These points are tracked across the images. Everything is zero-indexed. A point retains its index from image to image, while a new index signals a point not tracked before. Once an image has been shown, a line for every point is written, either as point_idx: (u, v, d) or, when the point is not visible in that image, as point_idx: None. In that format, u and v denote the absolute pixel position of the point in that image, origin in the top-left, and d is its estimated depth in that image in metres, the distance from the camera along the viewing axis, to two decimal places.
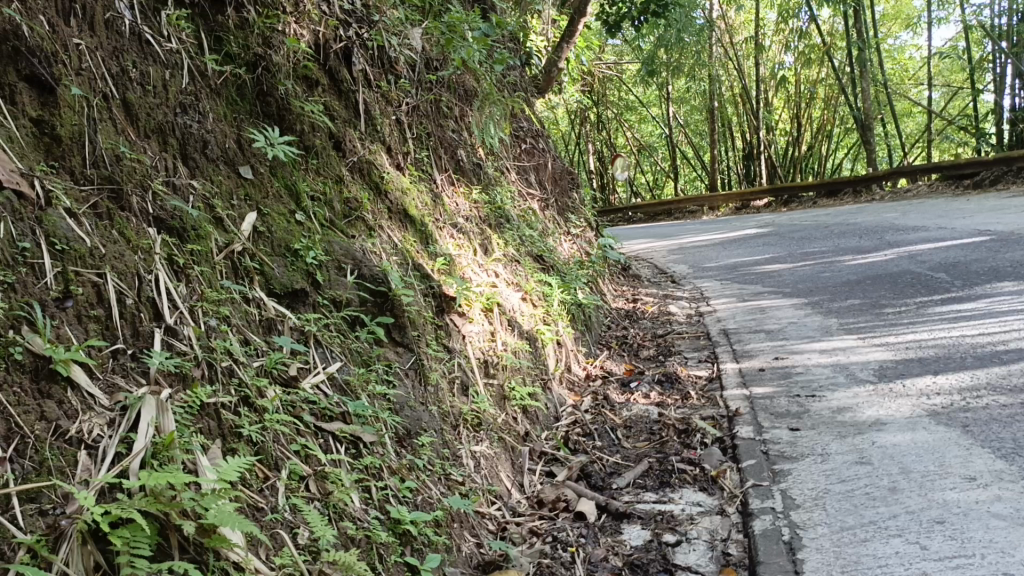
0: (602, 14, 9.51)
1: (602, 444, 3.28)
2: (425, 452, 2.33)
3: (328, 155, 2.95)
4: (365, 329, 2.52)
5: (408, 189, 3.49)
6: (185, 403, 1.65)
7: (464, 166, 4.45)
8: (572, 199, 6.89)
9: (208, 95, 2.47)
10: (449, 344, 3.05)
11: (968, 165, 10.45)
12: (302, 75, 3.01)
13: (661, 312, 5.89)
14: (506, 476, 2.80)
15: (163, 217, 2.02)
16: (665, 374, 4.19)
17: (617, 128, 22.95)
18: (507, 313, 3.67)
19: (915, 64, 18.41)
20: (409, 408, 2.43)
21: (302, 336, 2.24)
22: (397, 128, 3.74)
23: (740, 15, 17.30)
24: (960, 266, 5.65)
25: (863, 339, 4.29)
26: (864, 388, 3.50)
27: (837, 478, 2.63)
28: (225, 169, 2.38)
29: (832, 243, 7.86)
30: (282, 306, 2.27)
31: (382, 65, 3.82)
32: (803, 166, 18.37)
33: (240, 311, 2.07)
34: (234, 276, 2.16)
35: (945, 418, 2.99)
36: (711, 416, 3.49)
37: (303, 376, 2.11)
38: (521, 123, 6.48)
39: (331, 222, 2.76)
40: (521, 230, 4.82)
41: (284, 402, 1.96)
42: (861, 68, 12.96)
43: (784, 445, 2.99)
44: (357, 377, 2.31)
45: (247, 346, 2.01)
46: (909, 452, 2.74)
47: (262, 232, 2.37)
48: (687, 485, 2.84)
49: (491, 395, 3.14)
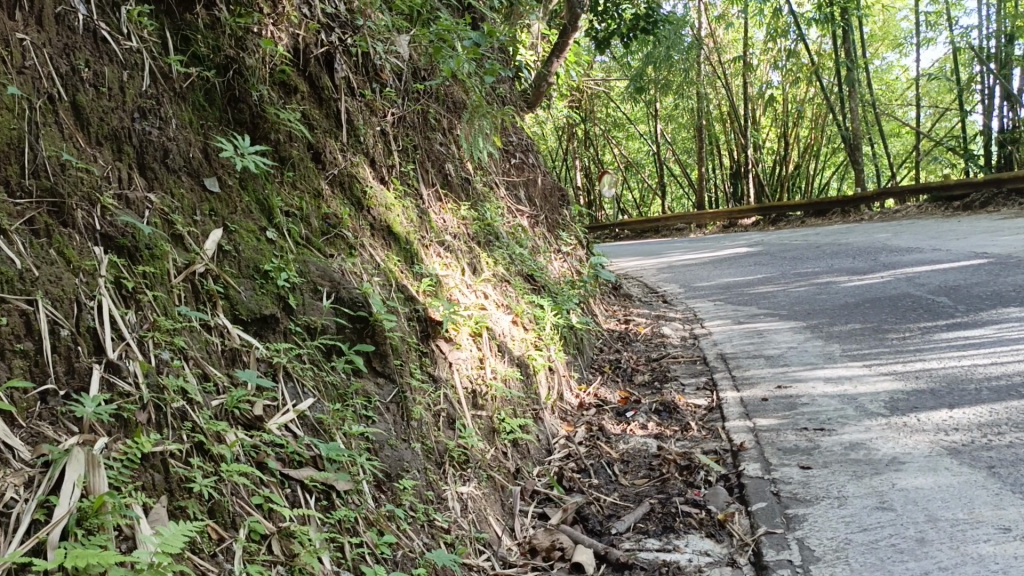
0: (591, 30, 9.33)
1: (598, 481, 3.05)
2: (405, 498, 2.10)
3: (306, 167, 2.73)
4: (343, 359, 2.27)
5: (393, 204, 3.27)
6: (123, 454, 1.40)
7: (452, 181, 4.24)
8: (563, 216, 6.68)
9: (172, 99, 2.22)
10: (435, 372, 2.82)
11: (957, 187, 10.35)
12: (278, 81, 2.78)
13: (654, 334, 5.68)
14: (495, 520, 2.56)
15: (112, 234, 1.76)
16: (662, 403, 3.96)
17: (605, 144, 22.85)
18: (497, 338, 3.44)
19: (902, 84, 18.45)
20: (389, 448, 2.20)
21: (270, 368, 2.00)
22: (382, 139, 3.53)
23: (728, 33, 17.23)
24: (960, 289, 5.48)
25: (869, 366, 4.08)
26: (876, 422, 3.28)
27: (857, 527, 2.40)
28: (188, 180, 2.13)
29: (825, 263, 7.68)
30: (248, 334, 2.02)
31: (366, 72, 3.60)
32: (790, 185, 18.30)
33: (198, 342, 1.82)
34: (194, 301, 1.91)
35: (968, 457, 2.78)
36: (713, 450, 3.27)
37: (269, 416, 1.86)
38: (510, 137, 6.27)
39: (307, 239, 2.52)
40: (511, 249, 4.60)
41: (245, 447, 1.71)
42: (850, 89, 12.88)
43: (796, 485, 2.77)
44: (332, 415, 2.07)
45: (206, 382, 1.76)
46: (934, 497, 2.52)
47: (229, 250, 2.12)
48: (692, 530, 2.60)
49: (479, 428, 2.91)
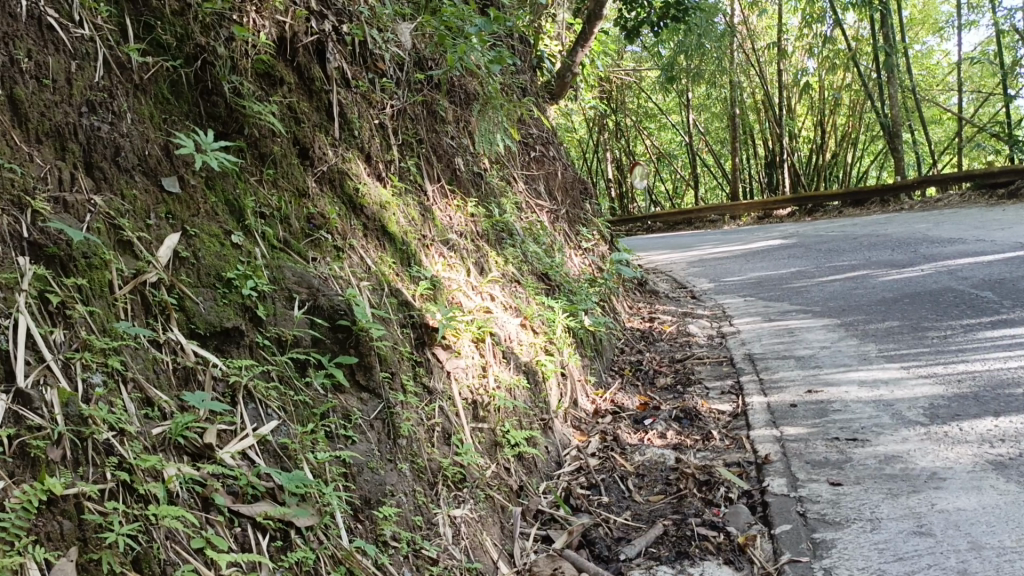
0: (620, 19, 9.02)
1: (609, 499, 2.82)
2: (385, 528, 1.89)
3: (289, 164, 2.54)
4: (320, 373, 2.08)
5: (390, 201, 3.07)
6: (20, 502, 1.22)
7: (461, 176, 4.03)
8: (585, 210, 6.43)
9: (128, 92, 2.04)
10: (431, 383, 2.61)
11: (1002, 174, 9.90)
12: (259, 71, 2.58)
13: (679, 333, 5.42)
14: (492, 545, 2.33)
15: (41, 243, 1.59)
16: (683, 410, 3.71)
17: (637, 135, 22.46)
18: (501, 344, 3.23)
19: (943, 67, 17.86)
20: (369, 471, 1.99)
21: (229, 389, 1.81)
22: (380, 133, 3.33)
23: (761, 19, 16.78)
24: (1006, 283, 5.13)
25: (906, 368, 3.78)
26: (914, 431, 3.00)
27: (892, 555, 2.14)
28: (143, 180, 1.94)
29: (862, 256, 7.33)
30: (206, 349, 1.83)
31: (363, 63, 3.40)
32: (827, 174, 17.79)
33: (142, 361, 1.63)
34: (142, 314, 1.73)
35: (1016, 474, 2.50)
36: (737, 463, 3.02)
37: (223, 444, 1.68)
38: (530, 130, 6.04)
39: (285, 242, 2.33)
40: (525, 246, 4.38)
41: (186, 483, 1.52)
42: (887, 74, 12.42)
43: (825, 506, 2.51)
44: (300, 438, 1.87)
45: (147, 408, 1.58)
46: (979, 520, 2.25)
47: (187, 257, 1.92)
48: (709, 556, 2.36)
49: (479, 442, 2.70)
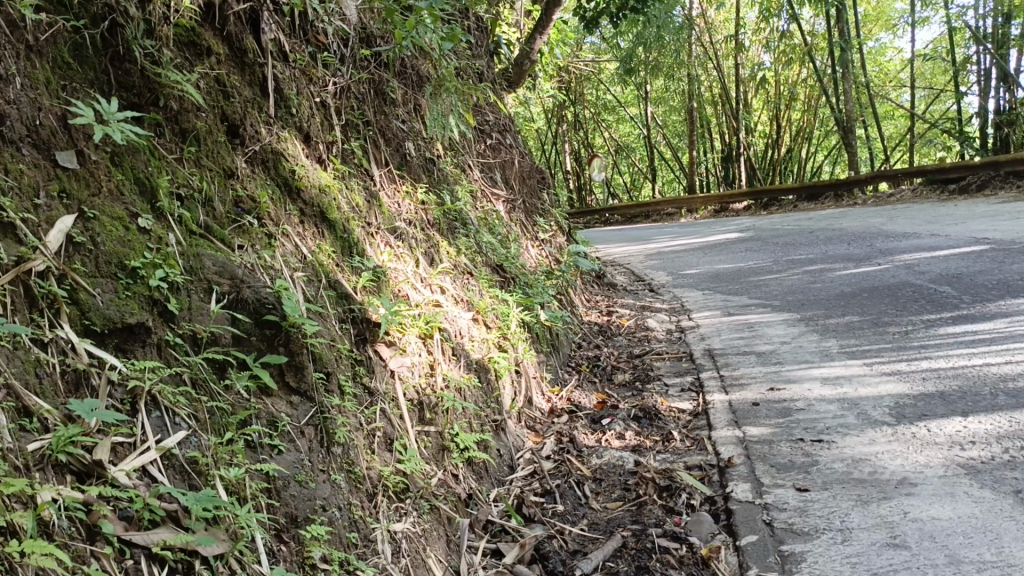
0: (580, 9, 8.81)
1: (565, 508, 2.63)
2: (313, 550, 1.67)
3: (213, 141, 2.30)
4: (242, 376, 1.84)
5: (330, 184, 2.83)
6: None
7: (411, 162, 3.79)
8: (542, 201, 6.23)
9: (19, 53, 1.78)
10: (372, 384, 2.38)
11: (953, 170, 9.96)
12: (181, 37, 2.32)
13: (638, 327, 5.26)
14: (438, 562, 2.11)
15: None
16: (642, 409, 3.54)
17: (595, 127, 22.35)
18: (451, 339, 3.02)
19: (896, 65, 18.02)
20: (296, 485, 1.76)
21: (130, 395, 1.58)
22: (321, 112, 3.08)
23: (719, 13, 16.71)
24: (964, 278, 5.07)
25: (869, 365, 3.67)
26: (881, 432, 2.86)
27: (865, 570, 1.99)
28: (31, 154, 1.69)
29: (820, 249, 7.26)
30: (103, 349, 1.60)
31: (303, 36, 3.14)
32: (782, 169, 17.86)
33: (18, 365, 1.41)
34: (25, 309, 1.51)
35: (989, 479, 2.37)
36: (698, 466, 2.85)
37: (119, 460, 1.45)
38: (486, 116, 5.81)
39: (205, 227, 2.09)
40: (478, 236, 4.17)
41: (67, 508, 1.29)
42: (843, 70, 12.42)
43: (793, 514, 2.35)
44: (214, 450, 1.64)
45: (24, 418, 1.35)
46: (955, 531, 2.11)
47: (82, 242, 1.68)
48: (671, 570, 2.18)
49: (425, 447, 2.48)
